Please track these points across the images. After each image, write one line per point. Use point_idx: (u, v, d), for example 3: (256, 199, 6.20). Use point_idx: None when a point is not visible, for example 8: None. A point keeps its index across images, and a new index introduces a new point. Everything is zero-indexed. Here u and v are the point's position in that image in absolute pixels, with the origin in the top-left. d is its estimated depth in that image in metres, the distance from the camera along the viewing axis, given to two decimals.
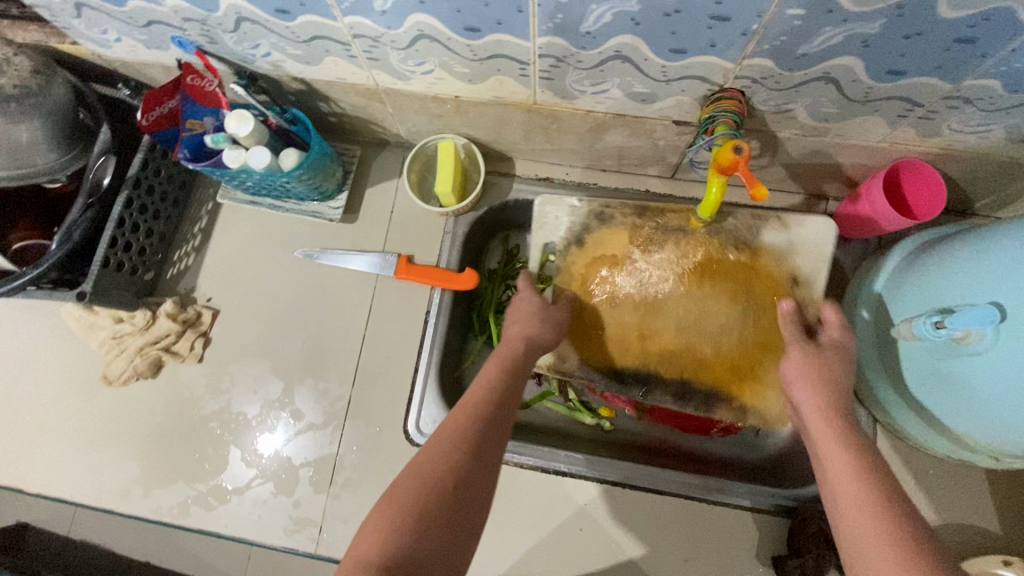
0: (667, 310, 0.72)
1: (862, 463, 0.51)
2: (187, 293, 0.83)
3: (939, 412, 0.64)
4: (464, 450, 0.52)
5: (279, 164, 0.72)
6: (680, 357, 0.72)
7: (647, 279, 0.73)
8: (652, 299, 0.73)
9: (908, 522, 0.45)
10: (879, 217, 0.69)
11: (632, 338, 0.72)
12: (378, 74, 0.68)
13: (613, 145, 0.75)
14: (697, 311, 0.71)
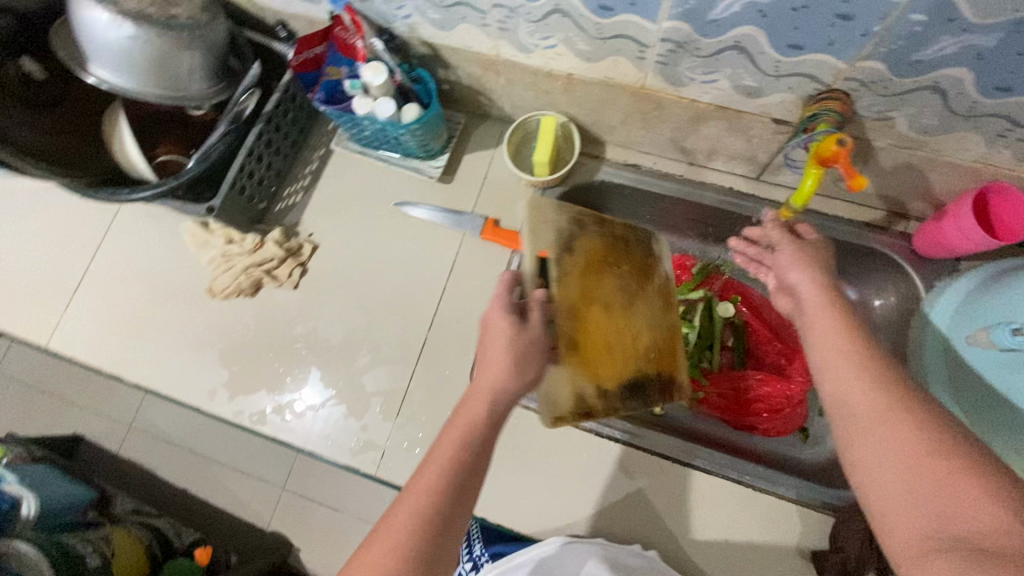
0: (642, 304, 0.67)
1: (885, 402, 0.47)
2: (292, 226, 0.92)
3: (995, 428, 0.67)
4: (458, 471, 0.49)
5: (399, 116, 0.79)
6: (640, 351, 0.65)
7: (622, 275, 0.67)
8: (622, 308, 0.65)
9: (949, 466, 0.41)
10: (965, 235, 0.71)
11: (618, 343, 0.64)
12: (503, 45, 0.75)
13: (707, 138, 0.80)
14: (646, 304, 0.68)
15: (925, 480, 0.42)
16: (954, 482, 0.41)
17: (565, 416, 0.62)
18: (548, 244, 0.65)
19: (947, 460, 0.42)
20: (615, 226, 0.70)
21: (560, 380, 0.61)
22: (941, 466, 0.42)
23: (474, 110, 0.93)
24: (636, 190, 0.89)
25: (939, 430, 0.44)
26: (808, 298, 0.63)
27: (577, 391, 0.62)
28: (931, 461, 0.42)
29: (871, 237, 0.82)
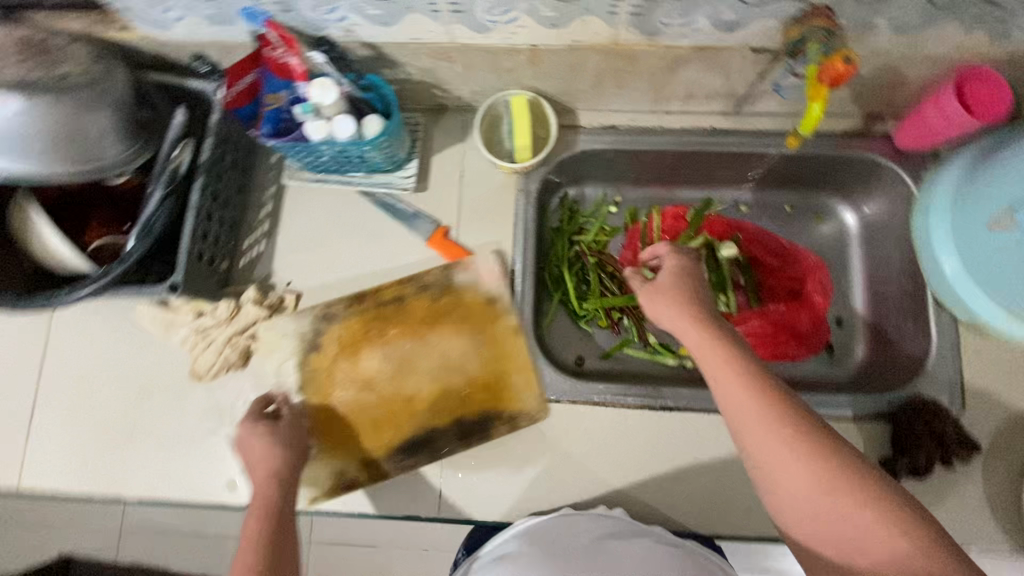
0: (419, 369, 0.76)
1: (774, 428, 0.52)
2: (265, 280, 0.82)
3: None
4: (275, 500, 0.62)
5: (362, 132, 0.70)
6: (442, 402, 0.75)
7: (418, 350, 0.77)
8: (391, 372, 0.76)
9: (842, 495, 0.49)
10: (951, 122, 0.72)
11: (387, 410, 0.74)
12: (458, 29, 0.68)
13: (684, 82, 0.77)
14: (414, 359, 0.77)
15: (838, 515, 0.49)
16: (848, 514, 0.49)
17: (326, 493, 0.72)
18: (290, 352, 0.77)
19: (863, 501, 0.49)
20: (374, 301, 0.79)
21: (315, 466, 0.73)
22: (851, 506, 0.49)
23: (429, 106, 0.85)
24: (619, 151, 0.85)
25: (831, 456, 0.51)
26: (684, 329, 0.62)
27: (334, 471, 0.72)
28: (837, 503, 0.49)
29: (854, 146, 0.83)
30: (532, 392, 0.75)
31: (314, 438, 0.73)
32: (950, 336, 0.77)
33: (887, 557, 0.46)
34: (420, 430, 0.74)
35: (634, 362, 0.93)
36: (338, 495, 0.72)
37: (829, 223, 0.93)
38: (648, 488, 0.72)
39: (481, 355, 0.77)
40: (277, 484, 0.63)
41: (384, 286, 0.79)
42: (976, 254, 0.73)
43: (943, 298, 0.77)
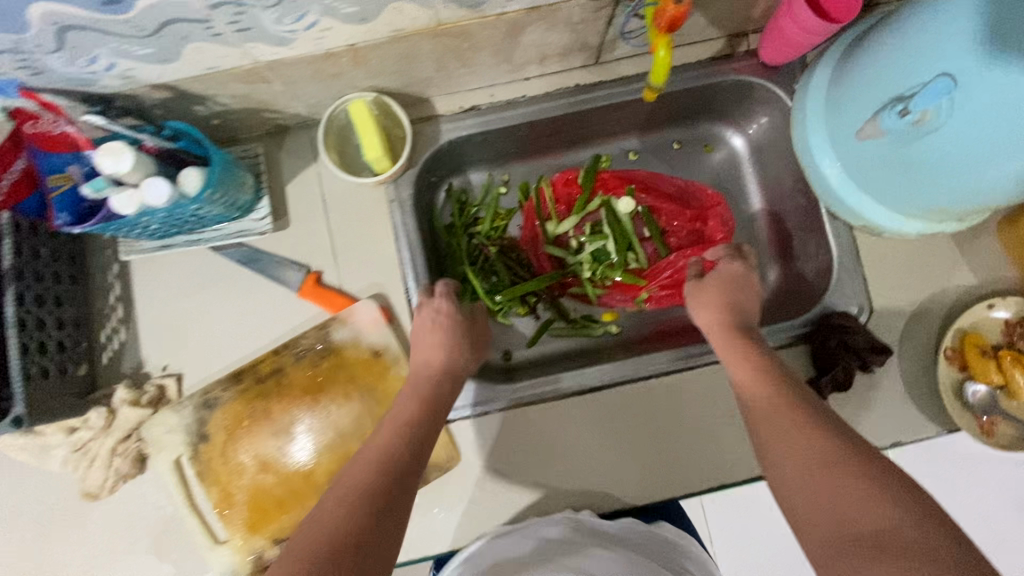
0: (314, 441, 0.71)
1: (786, 407, 0.56)
2: (138, 371, 0.73)
3: (914, 194, 0.67)
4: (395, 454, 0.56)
5: (181, 190, 0.61)
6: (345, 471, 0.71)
7: (305, 421, 0.71)
8: (281, 451, 0.71)
9: (837, 472, 0.47)
10: (806, 31, 0.68)
11: (290, 486, 0.70)
12: (254, 48, 0.57)
13: (532, 46, 0.70)
14: (307, 432, 0.71)
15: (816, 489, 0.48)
16: (844, 493, 0.46)
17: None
18: (180, 447, 0.71)
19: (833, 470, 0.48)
20: (252, 377, 0.71)
21: (230, 551, 0.70)
22: (828, 483, 0.48)
23: (265, 130, 0.75)
24: (488, 132, 0.78)
25: (829, 441, 0.50)
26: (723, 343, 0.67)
27: (251, 553, 0.70)
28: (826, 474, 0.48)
29: (724, 70, 0.79)
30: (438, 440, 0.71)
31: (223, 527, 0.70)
32: (848, 243, 0.77)
33: (881, 527, 0.43)
34: None
35: (561, 342, 0.90)
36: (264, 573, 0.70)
37: (719, 151, 0.91)
38: (595, 466, 0.73)
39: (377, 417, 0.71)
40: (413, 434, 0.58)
41: (259, 359, 0.72)
42: (857, 160, 0.70)
43: (832, 207, 0.77)
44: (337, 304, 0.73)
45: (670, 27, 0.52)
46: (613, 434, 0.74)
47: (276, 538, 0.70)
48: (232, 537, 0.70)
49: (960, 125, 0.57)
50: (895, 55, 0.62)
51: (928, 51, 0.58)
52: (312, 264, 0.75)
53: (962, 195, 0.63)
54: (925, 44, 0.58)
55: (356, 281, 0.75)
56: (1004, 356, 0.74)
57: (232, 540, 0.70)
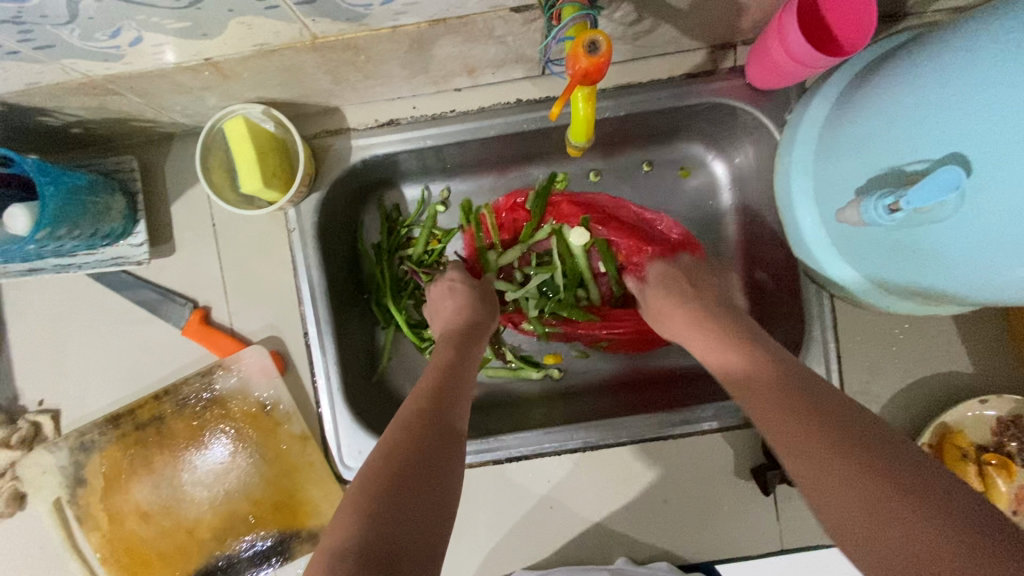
0: (197, 495, 0.65)
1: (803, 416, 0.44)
2: (12, 403, 0.67)
3: (911, 284, 0.53)
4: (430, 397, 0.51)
5: (15, 229, 0.52)
6: (231, 528, 0.65)
7: (187, 473, 0.65)
8: (163, 502, 0.65)
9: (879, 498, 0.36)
10: (797, 59, 0.54)
11: (174, 538, 0.65)
12: (76, 64, 0.46)
13: (454, 58, 0.56)
14: (190, 485, 0.65)
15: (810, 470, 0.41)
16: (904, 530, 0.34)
17: None
18: (57, 490, 0.65)
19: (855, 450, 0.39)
20: (130, 423, 0.65)
21: None
22: (838, 464, 0.39)
23: (144, 139, 0.64)
24: (412, 151, 0.66)
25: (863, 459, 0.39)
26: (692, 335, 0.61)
27: None
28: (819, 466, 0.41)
29: (701, 90, 0.64)
30: (331, 503, 0.64)
31: None
32: (827, 314, 0.65)
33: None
34: (207, 560, 0.65)
35: (496, 384, 0.80)
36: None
37: (696, 176, 0.77)
38: (504, 539, 0.68)
39: (266, 474, 0.65)
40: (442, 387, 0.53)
41: (137, 403, 0.65)
42: (847, 234, 0.57)
43: (814, 273, 0.64)
44: (225, 349, 0.64)
45: (585, 81, 0.40)
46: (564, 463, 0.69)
47: None
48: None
49: (971, 230, 0.42)
50: (901, 114, 0.47)
51: (940, 121, 0.43)
52: (201, 298, 0.66)
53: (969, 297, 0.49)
54: (938, 108, 0.43)
55: (250, 322, 0.66)
56: (988, 459, 0.63)
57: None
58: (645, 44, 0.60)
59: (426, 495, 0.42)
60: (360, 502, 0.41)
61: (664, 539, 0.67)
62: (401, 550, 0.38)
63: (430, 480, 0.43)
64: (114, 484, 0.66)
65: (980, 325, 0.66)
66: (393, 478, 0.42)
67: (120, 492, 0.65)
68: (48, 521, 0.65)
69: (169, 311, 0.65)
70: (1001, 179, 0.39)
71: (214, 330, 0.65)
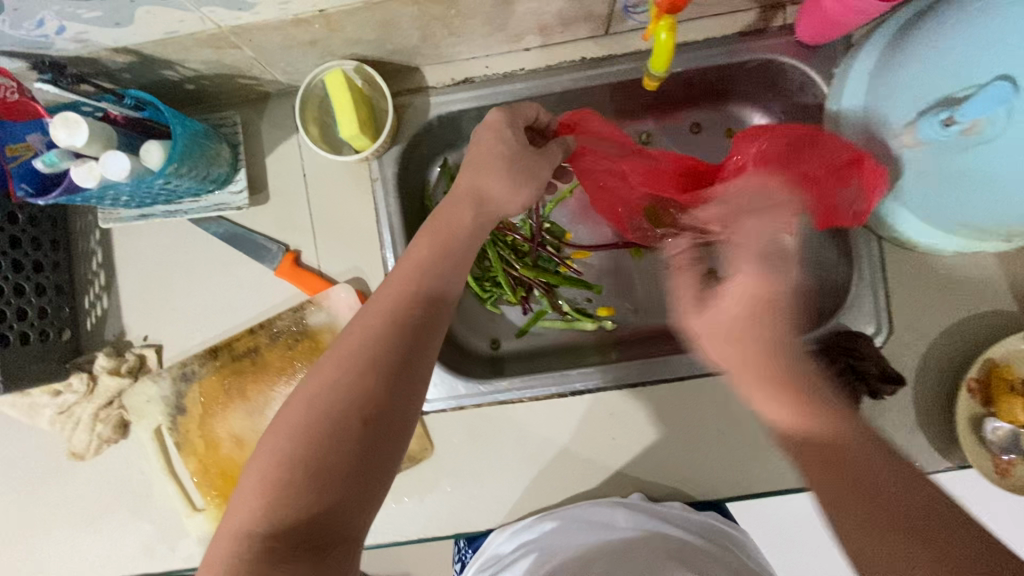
0: None
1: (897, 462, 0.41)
2: (119, 339, 0.73)
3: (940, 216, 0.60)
4: (391, 337, 0.50)
5: (144, 164, 0.57)
6: None
7: (277, 401, 0.71)
8: (256, 429, 0.71)
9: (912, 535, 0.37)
10: (851, 11, 0.60)
11: None
12: (214, 13, 0.52)
13: (530, 15, 0.62)
14: None
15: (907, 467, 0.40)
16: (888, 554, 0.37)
17: None
18: (159, 417, 0.71)
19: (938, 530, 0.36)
20: (228, 354, 0.71)
21: (206, 522, 0.71)
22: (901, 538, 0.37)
23: (244, 97, 0.71)
24: (482, 108, 0.72)
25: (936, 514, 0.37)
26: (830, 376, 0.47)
27: None
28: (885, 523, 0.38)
29: (751, 47, 0.70)
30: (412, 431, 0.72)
31: (199, 497, 0.71)
32: (875, 257, 0.69)
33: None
34: None
35: (553, 334, 0.85)
36: None
37: None
38: (569, 469, 0.72)
39: None
40: (414, 305, 0.52)
41: (235, 337, 0.71)
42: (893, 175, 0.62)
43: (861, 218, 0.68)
44: (314, 287, 0.70)
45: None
46: (621, 404, 0.72)
47: None
48: (207, 507, 0.71)
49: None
50: (947, 47, 0.54)
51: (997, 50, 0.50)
52: (291, 242, 0.72)
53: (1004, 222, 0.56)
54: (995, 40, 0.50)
55: (336, 263, 0.71)
56: None
57: (207, 510, 0.71)
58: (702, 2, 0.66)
59: (390, 426, 0.47)
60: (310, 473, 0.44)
61: (714, 471, 0.71)
62: (326, 458, 0.44)
63: (395, 409, 0.48)
64: (211, 412, 0.72)
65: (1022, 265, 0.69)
66: (367, 415, 0.47)
67: (217, 419, 0.71)
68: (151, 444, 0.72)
69: (262, 254, 0.71)
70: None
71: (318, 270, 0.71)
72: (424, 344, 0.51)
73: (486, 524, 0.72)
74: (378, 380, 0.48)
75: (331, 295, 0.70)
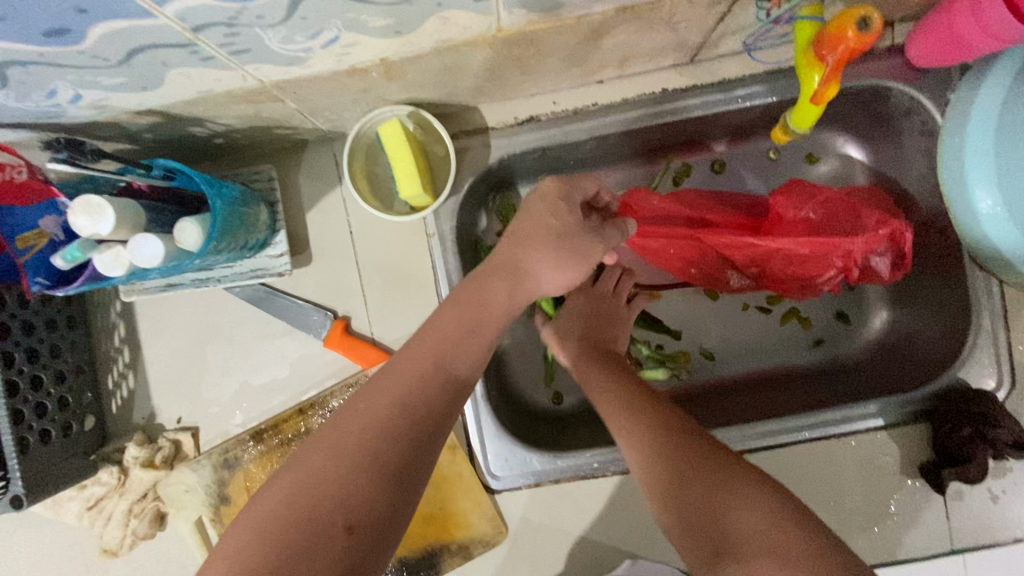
0: None
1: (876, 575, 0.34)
2: (149, 421, 0.65)
3: None
4: (406, 419, 0.40)
5: (179, 245, 0.49)
6: None
7: None
8: None
9: None
10: (993, 35, 0.51)
11: None
12: (259, 69, 0.44)
13: (615, 48, 0.53)
14: None
15: None
16: None
17: None
18: (200, 509, 0.64)
19: None
20: (275, 438, 0.63)
21: None
22: None
23: (280, 147, 0.62)
24: (549, 148, 0.63)
25: None
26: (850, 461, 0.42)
27: None
28: None
29: (854, 72, 0.61)
30: (483, 512, 0.65)
31: None
32: (997, 306, 0.62)
33: None
34: None
35: None
36: None
37: (824, 163, 0.73)
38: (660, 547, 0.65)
39: None
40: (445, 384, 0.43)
41: (281, 418, 0.63)
42: None
43: (980, 260, 0.61)
44: (370, 360, 0.62)
45: (826, 37, 0.45)
46: None
47: None
48: None
49: None
50: None
51: None
52: (340, 308, 0.64)
53: None
54: None
55: (392, 331, 0.63)
56: None
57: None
58: None
59: (386, 530, 0.36)
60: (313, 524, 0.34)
61: None
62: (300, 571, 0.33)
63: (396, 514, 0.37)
64: None
65: None
66: (355, 517, 0.35)
67: None
68: (193, 539, 0.64)
69: (307, 324, 0.63)
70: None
71: (369, 337, 0.63)
72: (443, 430, 0.42)
73: None
74: (409, 426, 0.40)
75: None
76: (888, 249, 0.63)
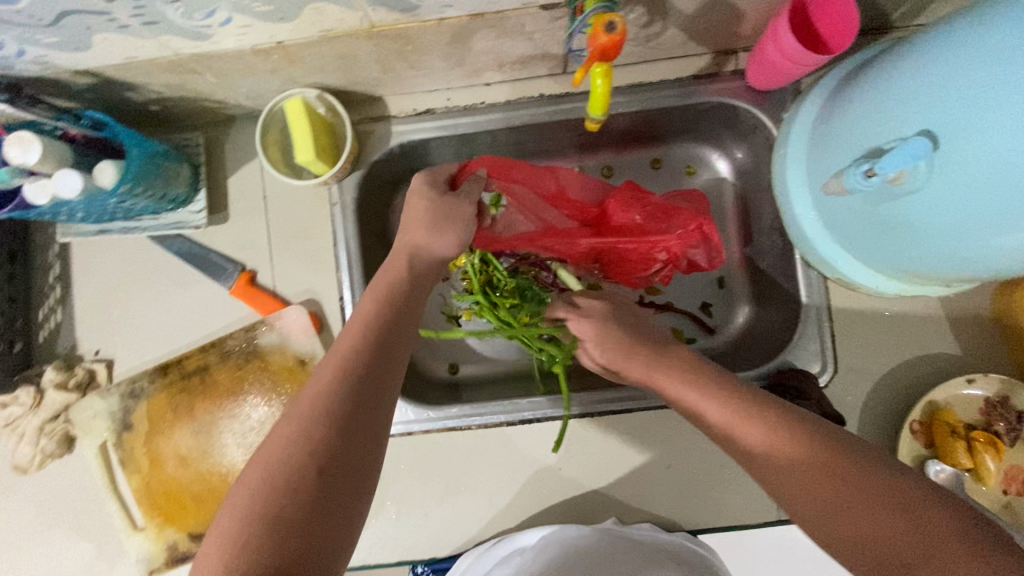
0: (231, 443, 0.71)
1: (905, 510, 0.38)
2: (71, 352, 0.73)
3: (889, 258, 0.60)
4: (340, 390, 0.46)
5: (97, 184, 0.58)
6: None
7: (226, 421, 0.71)
8: (201, 448, 0.71)
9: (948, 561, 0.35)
10: (793, 59, 0.62)
11: (212, 479, 0.71)
12: (172, 41, 0.54)
13: (486, 53, 0.64)
14: (229, 432, 0.71)
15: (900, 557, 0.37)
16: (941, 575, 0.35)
17: (162, 566, 0.70)
18: (104, 434, 0.71)
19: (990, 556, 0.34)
20: (178, 372, 0.71)
21: (144, 543, 0.70)
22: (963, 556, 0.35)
23: (211, 119, 0.73)
24: (444, 138, 0.73)
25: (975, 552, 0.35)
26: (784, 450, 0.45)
27: (165, 547, 0.70)
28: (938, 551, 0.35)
29: (704, 90, 0.72)
30: None
31: (139, 517, 0.70)
32: (820, 297, 0.71)
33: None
34: None
35: (511, 361, 0.85)
36: (177, 567, 0.69)
37: (703, 173, 0.82)
38: (516, 498, 0.71)
39: None
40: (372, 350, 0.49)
41: (186, 354, 0.71)
42: (847, 219, 0.61)
43: (808, 256, 0.70)
44: (267, 307, 0.70)
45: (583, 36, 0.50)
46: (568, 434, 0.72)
47: (189, 534, 0.70)
48: (148, 526, 0.70)
49: (945, 189, 0.47)
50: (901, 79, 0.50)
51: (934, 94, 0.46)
52: (248, 262, 0.72)
53: (927, 266, 0.56)
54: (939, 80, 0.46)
55: (292, 285, 0.72)
56: (977, 437, 0.65)
57: (148, 530, 0.70)
58: (655, 48, 0.69)
59: (343, 493, 0.42)
60: (227, 554, 0.38)
61: (659, 506, 0.70)
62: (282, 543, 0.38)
63: (351, 477, 0.43)
64: (158, 430, 0.71)
65: (963, 311, 0.70)
66: (306, 477, 0.41)
67: (163, 436, 0.71)
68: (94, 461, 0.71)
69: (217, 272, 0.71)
70: (978, 141, 0.43)
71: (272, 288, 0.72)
72: (381, 392, 0.48)
73: (430, 552, 0.71)
74: (345, 401, 0.46)
75: (282, 317, 0.70)
76: (701, 244, 0.71)
